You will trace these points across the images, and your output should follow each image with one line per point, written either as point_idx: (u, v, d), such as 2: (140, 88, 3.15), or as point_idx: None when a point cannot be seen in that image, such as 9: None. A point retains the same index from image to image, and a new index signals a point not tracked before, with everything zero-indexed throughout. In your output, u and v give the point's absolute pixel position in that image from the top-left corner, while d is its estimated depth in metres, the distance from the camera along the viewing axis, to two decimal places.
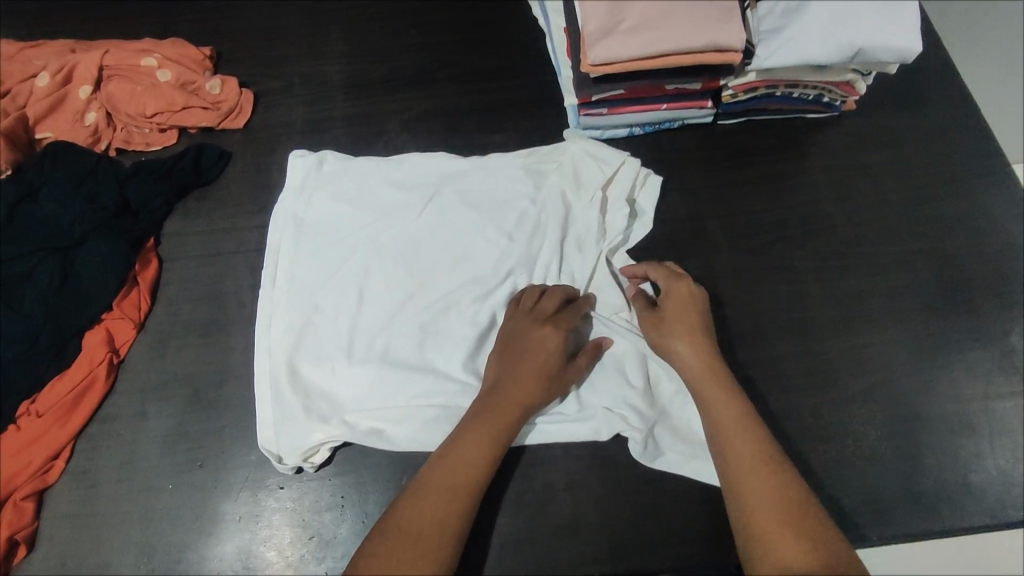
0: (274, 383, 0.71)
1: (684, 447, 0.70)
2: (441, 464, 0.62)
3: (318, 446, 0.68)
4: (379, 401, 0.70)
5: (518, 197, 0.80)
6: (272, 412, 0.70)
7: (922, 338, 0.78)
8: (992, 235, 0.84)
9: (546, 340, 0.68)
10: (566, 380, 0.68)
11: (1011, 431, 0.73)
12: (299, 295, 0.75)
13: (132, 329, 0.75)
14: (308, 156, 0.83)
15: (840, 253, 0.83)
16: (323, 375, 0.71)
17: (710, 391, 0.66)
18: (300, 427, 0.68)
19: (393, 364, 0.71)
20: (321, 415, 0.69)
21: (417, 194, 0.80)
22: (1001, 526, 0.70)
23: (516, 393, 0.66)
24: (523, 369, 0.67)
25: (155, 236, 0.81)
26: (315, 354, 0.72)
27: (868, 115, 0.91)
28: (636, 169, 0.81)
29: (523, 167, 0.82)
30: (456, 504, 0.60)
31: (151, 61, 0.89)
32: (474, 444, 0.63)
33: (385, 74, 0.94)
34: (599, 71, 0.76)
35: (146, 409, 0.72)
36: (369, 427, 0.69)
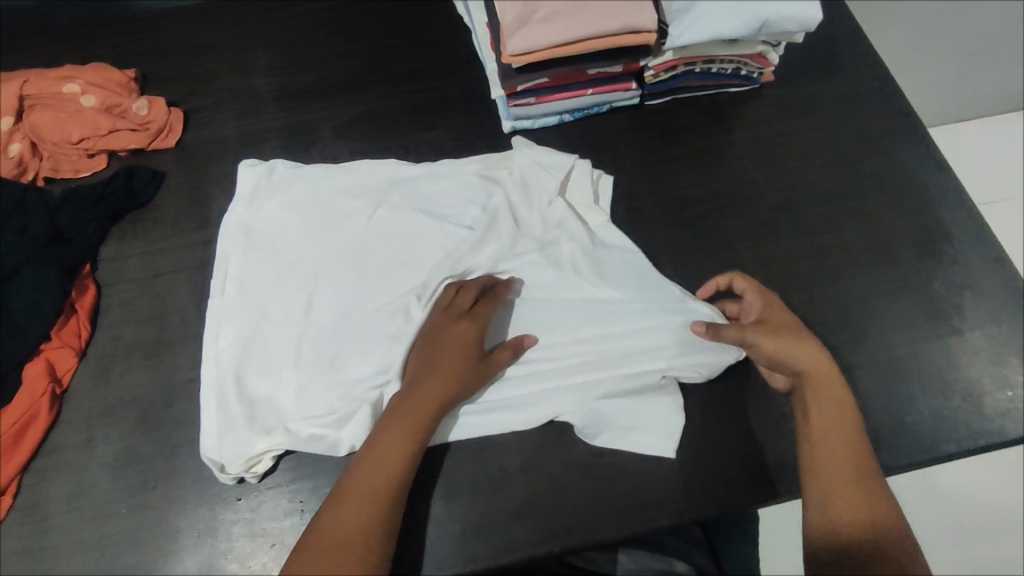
0: (220, 391, 0.71)
1: (623, 425, 0.72)
2: (362, 468, 0.63)
3: (260, 456, 0.68)
4: (325, 407, 0.70)
5: (469, 204, 0.81)
6: (217, 421, 0.70)
7: (850, 291, 0.81)
8: (908, 188, 0.88)
9: (461, 333, 0.70)
10: (482, 374, 0.70)
11: (939, 371, 0.77)
12: (248, 303, 0.76)
13: (72, 357, 0.74)
14: (259, 165, 0.84)
15: (769, 218, 0.86)
16: (269, 383, 0.72)
17: (823, 376, 0.68)
18: (243, 436, 0.68)
19: (337, 368, 0.71)
20: (265, 425, 0.69)
21: (368, 200, 0.81)
22: (935, 460, 0.73)
23: (431, 387, 0.67)
24: (438, 365, 0.68)
25: (91, 262, 0.80)
26: (260, 363, 0.72)
27: (786, 84, 0.95)
28: (587, 172, 0.83)
29: (475, 175, 0.83)
30: (380, 504, 0.62)
31: (73, 87, 0.87)
32: (391, 444, 0.64)
33: (316, 83, 0.94)
34: (519, 61, 0.78)
35: (93, 436, 0.71)
36: (310, 435, 0.68)
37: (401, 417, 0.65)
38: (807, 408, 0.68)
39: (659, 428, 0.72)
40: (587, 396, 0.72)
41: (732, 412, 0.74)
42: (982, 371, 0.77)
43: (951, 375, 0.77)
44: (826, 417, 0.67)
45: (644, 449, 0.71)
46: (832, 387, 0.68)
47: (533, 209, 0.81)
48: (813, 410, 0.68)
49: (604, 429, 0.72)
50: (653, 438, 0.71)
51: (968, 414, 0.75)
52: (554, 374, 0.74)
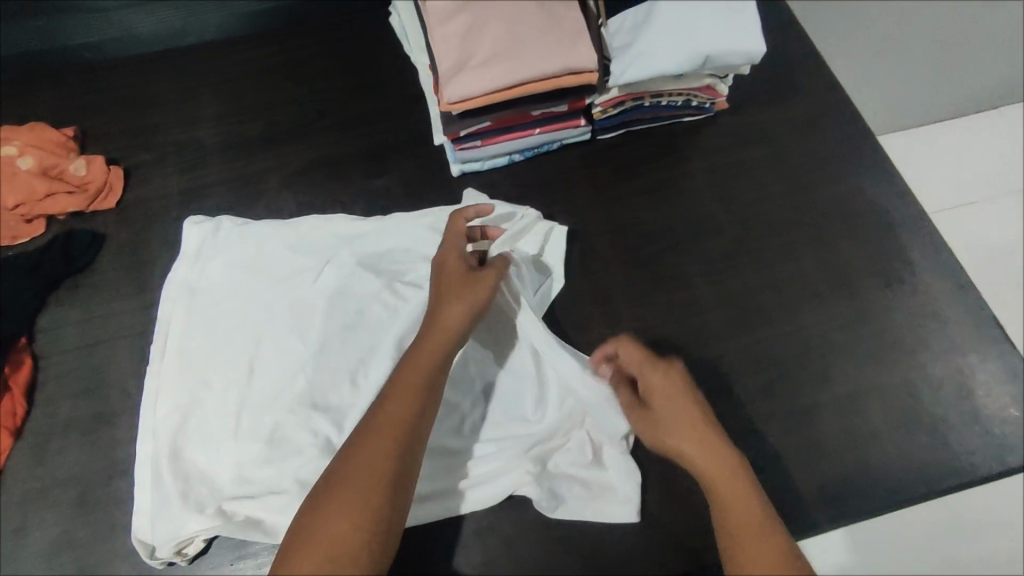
0: (155, 467, 0.68)
1: (586, 492, 0.69)
2: (377, 415, 0.57)
3: (192, 537, 0.66)
4: (264, 484, 0.67)
5: (420, 261, 0.80)
6: (150, 497, 0.68)
7: (812, 326, 0.79)
8: (869, 214, 0.86)
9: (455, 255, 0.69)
10: (481, 276, 0.67)
11: (905, 407, 0.75)
12: (188, 369, 0.73)
13: (7, 437, 0.72)
14: (205, 223, 0.81)
15: (728, 253, 0.84)
16: (207, 456, 0.69)
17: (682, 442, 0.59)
18: (175, 517, 0.66)
19: (279, 443, 0.69)
20: (198, 504, 0.67)
21: (315, 257, 0.79)
22: (904, 504, 0.71)
23: (411, 396, 0.58)
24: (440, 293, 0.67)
25: (28, 333, 0.78)
26: (199, 436, 0.70)
27: (742, 112, 0.93)
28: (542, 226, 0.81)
29: (425, 229, 0.81)
30: (398, 440, 0.55)
31: (9, 149, 0.85)
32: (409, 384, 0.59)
33: (261, 132, 0.92)
34: (458, 108, 0.76)
35: (29, 520, 0.69)
36: (246, 517, 0.66)
37: (376, 440, 0.55)
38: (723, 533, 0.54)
39: (620, 491, 0.69)
40: (542, 463, 0.70)
41: None
42: (949, 405, 0.75)
43: (917, 412, 0.74)
44: (743, 541, 0.52)
45: (609, 517, 0.68)
46: (743, 497, 0.55)
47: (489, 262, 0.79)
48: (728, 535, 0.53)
49: (563, 496, 0.69)
50: (616, 503, 0.68)
51: (936, 452, 0.73)
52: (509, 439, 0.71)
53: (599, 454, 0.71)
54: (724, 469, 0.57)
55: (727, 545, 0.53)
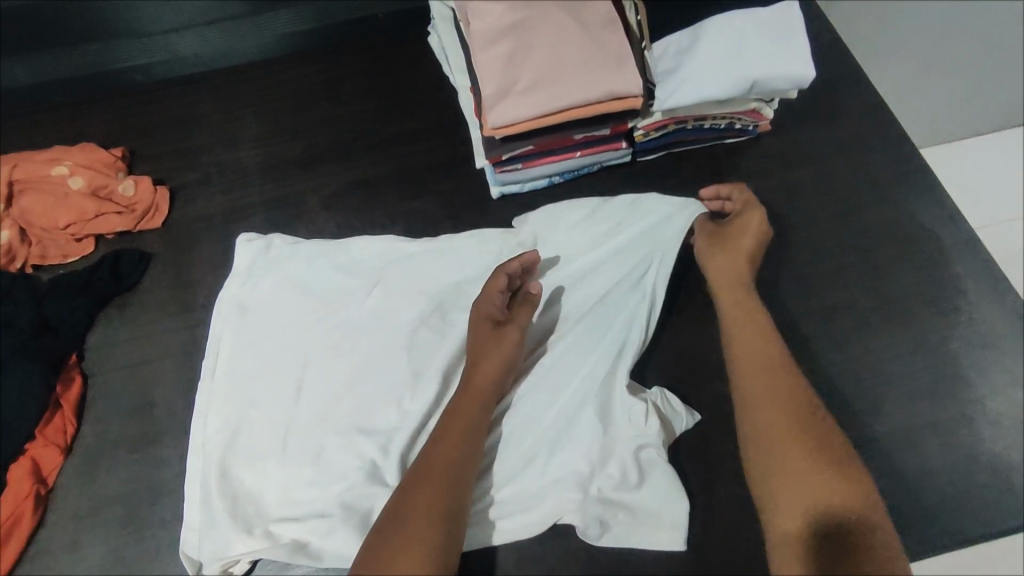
0: (204, 483, 0.69)
1: (631, 518, 0.68)
2: (430, 452, 0.62)
3: (239, 557, 0.66)
4: (310, 508, 0.68)
5: (465, 282, 0.79)
6: (199, 516, 0.68)
7: (860, 355, 0.77)
8: (919, 239, 0.84)
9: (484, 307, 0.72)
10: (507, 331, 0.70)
11: (961, 442, 0.72)
12: (237, 389, 0.74)
13: (58, 455, 0.73)
14: (257, 241, 0.82)
15: (772, 278, 0.82)
16: (254, 476, 0.70)
17: (728, 303, 0.72)
18: (222, 536, 0.67)
19: (326, 465, 0.69)
20: (246, 524, 0.67)
21: (362, 278, 0.79)
22: (961, 544, 0.68)
23: (450, 446, 0.63)
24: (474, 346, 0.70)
25: (77, 352, 0.80)
26: (247, 456, 0.71)
27: (785, 133, 0.91)
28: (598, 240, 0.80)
29: (478, 251, 0.80)
30: (449, 476, 0.60)
31: (62, 169, 0.87)
32: (456, 429, 0.64)
33: (302, 152, 0.93)
34: (502, 133, 0.76)
35: (78, 538, 0.70)
36: (293, 541, 0.66)
37: (433, 469, 0.61)
38: (742, 404, 0.64)
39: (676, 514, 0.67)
40: (588, 491, 0.68)
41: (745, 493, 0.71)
42: (1008, 442, 0.72)
43: (974, 448, 0.72)
44: (767, 413, 0.62)
45: (655, 544, 0.67)
46: (768, 354, 0.66)
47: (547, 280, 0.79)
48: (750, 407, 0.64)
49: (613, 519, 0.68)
50: (665, 531, 0.67)
51: (993, 490, 0.70)
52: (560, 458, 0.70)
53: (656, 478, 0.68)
54: (759, 336, 0.68)
55: (741, 383, 0.66)
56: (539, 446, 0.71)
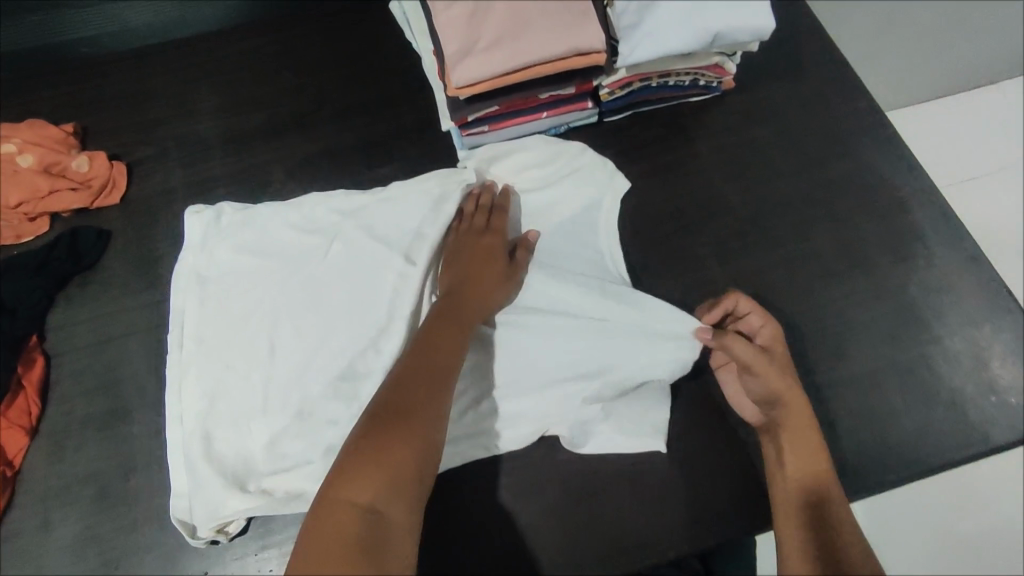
0: (187, 452, 0.69)
1: (611, 426, 0.72)
2: (414, 352, 0.64)
3: (232, 516, 0.67)
4: (298, 458, 0.69)
5: (419, 225, 0.79)
6: (186, 480, 0.69)
7: (824, 303, 0.79)
8: (879, 188, 0.86)
9: (488, 240, 0.76)
10: (517, 266, 0.75)
11: (920, 378, 0.75)
12: (210, 357, 0.73)
13: (23, 437, 0.71)
14: (205, 211, 0.80)
15: (738, 232, 0.84)
16: (238, 440, 0.70)
17: (793, 416, 0.65)
18: (212, 497, 0.67)
19: (310, 415, 0.70)
20: (237, 482, 0.68)
21: (321, 234, 0.78)
22: (921, 473, 0.71)
23: (438, 345, 0.65)
24: (472, 268, 0.73)
25: (38, 332, 0.77)
26: (227, 421, 0.70)
27: (749, 90, 0.92)
28: (547, 161, 0.84)
29: (427, 194, 0.80)
30: (434, 372, 0.62)
31: (8, 147, 0.83)
32: (440, 330, 0.67)
33: (264, 123, 0.91)
34: (466, 92, 0.75)
35: (50, 518, 0.69)
36: (287, 491, 0.68)
37: (418, 368, 0.62)
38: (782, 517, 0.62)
39: (640, 430, 0.72)
40: (563, 405, 0.72)
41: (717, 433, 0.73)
42: (963, 377, 0.75)
43: (932, 383, 0.75)
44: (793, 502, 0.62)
45: (633, 445, 0.72)
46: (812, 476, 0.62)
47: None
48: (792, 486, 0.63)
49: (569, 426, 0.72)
50: (640, 433, 0.72)
51: (950, 422, 0.73)
52: (531, 375, 0.73)
53: (615, 388, 0.72)
54: (804, 450, 0.64)
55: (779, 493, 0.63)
56: (508, 368, 0.74)
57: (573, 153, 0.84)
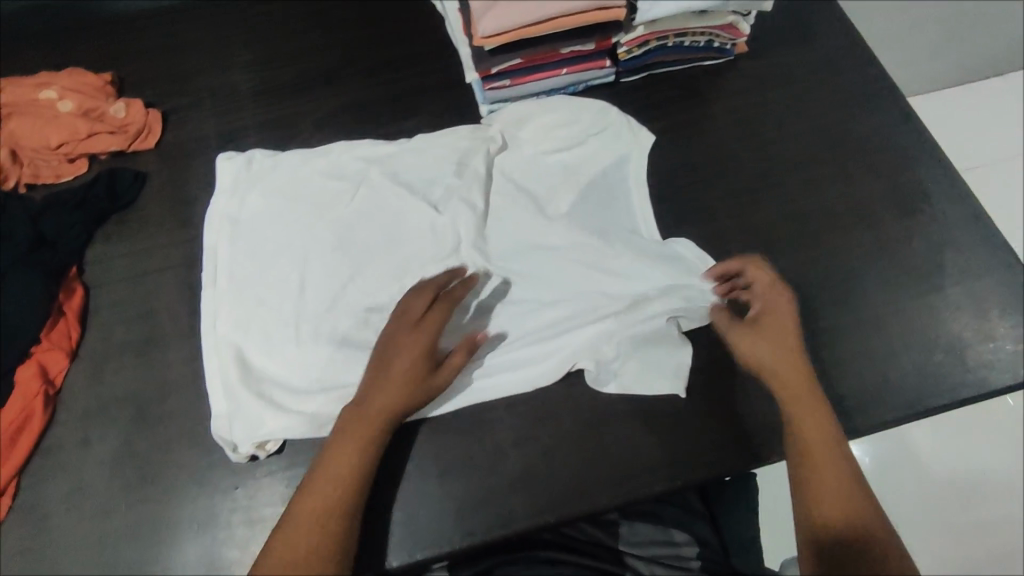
0: (227, 377, 0.72)
1: (637, 368, 0.74)
2: (326, 469, 0.64)
3: (271, 433, 0.70)
4: (334, 381, 0.72)
5: (444, 173, 0.83)
6: (225, 403, 0.72)
7: (831, 255, 0.82)
8: (886, 149, 0.89)
9: (412, 344, 0.68)
10: (438, 381, 0.68)
11: (920, 326, 0.78)
12: (243, 290, 0.76)
13: (65, 359, 0.75)
14: (236, 157, 0.83)
15: (748, 188, 0.87)
16: (275, 365, 0.73)
17: (785, 369, 0.70)
18: (252, 416, 0.70)
19: (344, 342, 0.74)
20: (275, 403, 0.71)
21: (348, 180, 0.82)
22: (921, 412, 0.74)
23: (344, 471, 0.64)
24: (393, 373, 0.67)
25: (78, 265, 0.81)
26: (262, 348, 0.74)
27: (761, 55, 0.96)
28: (575, 117, 0.87)
29: (453, 147, 0.84)
30: (343, 499, 0.63)
31: (49, 92, 0.87)
32: (346, 451, 0.64)
33: (294, 77, 0.94)
34: (492, 42, 0.79)
35: (88, 435, 0.72)
36: (324, 412, 0.71)
37: (322, 491, 0.63)
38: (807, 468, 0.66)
39: (664, 376, 0.74)
40: (592, 343, 0.74)
41: (732, 370, 0.76)
42: (964, 325, 0.78)
43: (932, 330, 0.78)
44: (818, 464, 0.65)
45: (656, 389, 0.74)
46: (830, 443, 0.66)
47: (518, 169, 0.85)
48: (815, 470, 0.65)
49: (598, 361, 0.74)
50: (664, 378, 0.74)
51: (949, 366, 0.76)
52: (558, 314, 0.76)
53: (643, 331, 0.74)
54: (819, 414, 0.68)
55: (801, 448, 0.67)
56: (532, 305, 0.77)
57: (600, 114, 0.87)
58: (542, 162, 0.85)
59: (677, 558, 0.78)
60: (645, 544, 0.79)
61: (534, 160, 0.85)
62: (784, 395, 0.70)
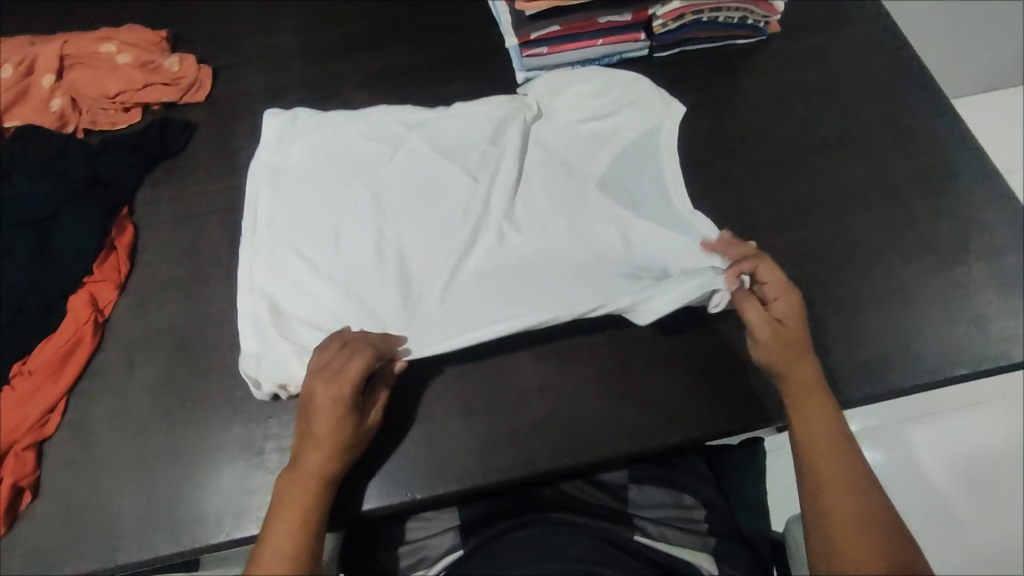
0: (258, 321, 0.75)
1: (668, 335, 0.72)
2: (273, 540, 0.62)
3: (293, 378, 0.71)
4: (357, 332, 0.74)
5: (480, 142, 0.85)
6: (254, 344, 0.74)
7: (857, 228, 0.84)
8: (915, 129, 0.90)
9: (331, 406, 0.64)
10: (361, 438, 0.67)
11: (944, 298, 0.79)
12: (281, 241, 0.79)
13: (113, 290, 0.79)
14: (282, 114, 0.87)
15: (776, 161, 0.89)
16: (305, 314, 0.75)
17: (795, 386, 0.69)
18: (278, 359, 0.72)
19: (372, 297, 0.76)
20: (300, 348, 0.73)
21: (387, 144, 0.85)
22: (942, 381, 0.75)
23: (291, 537, 0.62)
24: (320, 435, 0.64)
25: (129, 205, 0.85)
26: (295, 297, 0.76)
27: (793, 35, 0.98)
28: (613, 91, 0.88)
29: (489, 115, 0.86)
30: (297, 566, 0.62)
31: (109, 46, 0.92)
32: (286, 522, 0.63)
33: (339, 40, 0.98)
34: (534, 7, 0.85)
35: (132, 362, 0.76)
36: None
37: (276, 559, 0.61)
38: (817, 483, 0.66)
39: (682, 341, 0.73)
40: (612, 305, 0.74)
41: None
42: (988, 300, 0.79)
43: (956, 301, 0.79)
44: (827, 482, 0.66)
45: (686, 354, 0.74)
46: (839, 456, 0.67)
47: (554, 139, 0.87)
48: (824, 486, 0.66)
49: (625, 326, 0.74)
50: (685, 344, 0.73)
51: (972, 338, 0.77)
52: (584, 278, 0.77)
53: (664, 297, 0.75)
54: (826, 423, 0.68)
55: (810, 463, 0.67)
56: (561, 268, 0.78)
57: (634, 88, 0.89)
58: (578, 134, 0.87)
59: (688, 521, 0.74)
60: (653, 506, 0.75)
61: (571, 133, 0.87)
62: (791, 393, 0.70)
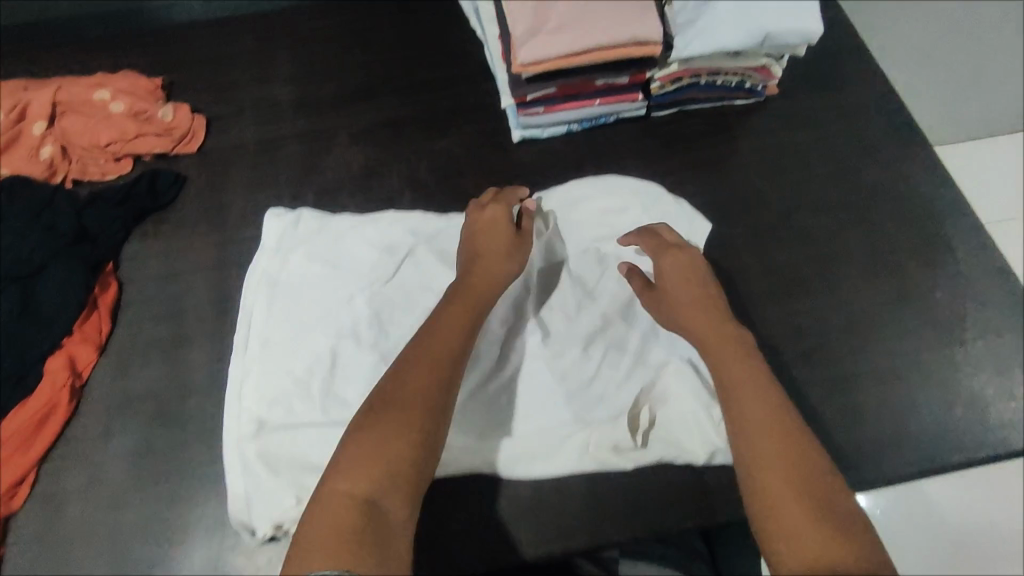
0: (244, 454, 0.70)
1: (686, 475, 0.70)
2: (422, 340, 0.60)
3: (286, 518, 0.66)
4: None
5: None
6: (242, 481, 0.69)
7: (854, 301, 0.82)
8: (914, 199, 0.89)
9: (492, 215, 0.73)
10: (523, 244, 0.72)
11: (942, 379, 0.77)
12: (274, 357, 0.75)
13: (93, 351, 0.77)
14: (285, 215, 0.83)
15: (773, 228, 0.87)
16: (291, 437, 0.70)
17: (719, 354, 0.61)
18: (269, 495, 0.67)
19: None
20: (292, 481, 0.68)
21: (394, 254, 0.81)
22: (938, 468, 0.73)
23: (452, 332, 0.61)
24: (482, 246, 0.71)
25: (114, 261, 0.84)
26: (284, 421, 0.71)
27: (791, 97, 0.97)
28: (637, 202, 0.84)
29: None
30: (445, 363, 0.58)
31: (103, 95, 0.91)
32: (447, 320, 0.62)
33: (333, 92, 0.97)
34: (530, 70, 0.81)
35: (109, 428, 0.74)
36: None
37: (421, 363, 0.58)
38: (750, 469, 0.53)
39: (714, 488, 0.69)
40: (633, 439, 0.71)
41: None
42: (986, 382, 0.77)
43: (954, 383, 0.77)
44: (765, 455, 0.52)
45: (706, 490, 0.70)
46: (782, 430, 0.54)
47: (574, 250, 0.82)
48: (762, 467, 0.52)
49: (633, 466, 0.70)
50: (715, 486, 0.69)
51: (969, 422, 0.75)
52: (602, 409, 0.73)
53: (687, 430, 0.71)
54: (752, 384, 0.58)
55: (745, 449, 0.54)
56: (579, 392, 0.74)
57: (656, 199, 0.85)
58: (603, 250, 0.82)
59: None
60: None
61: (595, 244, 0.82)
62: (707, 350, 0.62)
